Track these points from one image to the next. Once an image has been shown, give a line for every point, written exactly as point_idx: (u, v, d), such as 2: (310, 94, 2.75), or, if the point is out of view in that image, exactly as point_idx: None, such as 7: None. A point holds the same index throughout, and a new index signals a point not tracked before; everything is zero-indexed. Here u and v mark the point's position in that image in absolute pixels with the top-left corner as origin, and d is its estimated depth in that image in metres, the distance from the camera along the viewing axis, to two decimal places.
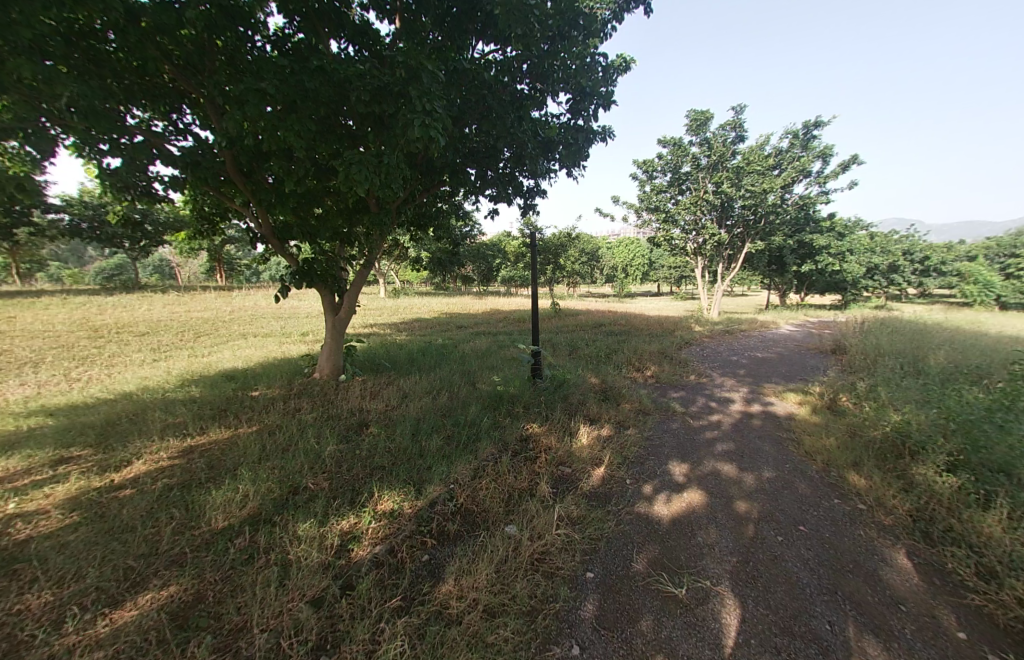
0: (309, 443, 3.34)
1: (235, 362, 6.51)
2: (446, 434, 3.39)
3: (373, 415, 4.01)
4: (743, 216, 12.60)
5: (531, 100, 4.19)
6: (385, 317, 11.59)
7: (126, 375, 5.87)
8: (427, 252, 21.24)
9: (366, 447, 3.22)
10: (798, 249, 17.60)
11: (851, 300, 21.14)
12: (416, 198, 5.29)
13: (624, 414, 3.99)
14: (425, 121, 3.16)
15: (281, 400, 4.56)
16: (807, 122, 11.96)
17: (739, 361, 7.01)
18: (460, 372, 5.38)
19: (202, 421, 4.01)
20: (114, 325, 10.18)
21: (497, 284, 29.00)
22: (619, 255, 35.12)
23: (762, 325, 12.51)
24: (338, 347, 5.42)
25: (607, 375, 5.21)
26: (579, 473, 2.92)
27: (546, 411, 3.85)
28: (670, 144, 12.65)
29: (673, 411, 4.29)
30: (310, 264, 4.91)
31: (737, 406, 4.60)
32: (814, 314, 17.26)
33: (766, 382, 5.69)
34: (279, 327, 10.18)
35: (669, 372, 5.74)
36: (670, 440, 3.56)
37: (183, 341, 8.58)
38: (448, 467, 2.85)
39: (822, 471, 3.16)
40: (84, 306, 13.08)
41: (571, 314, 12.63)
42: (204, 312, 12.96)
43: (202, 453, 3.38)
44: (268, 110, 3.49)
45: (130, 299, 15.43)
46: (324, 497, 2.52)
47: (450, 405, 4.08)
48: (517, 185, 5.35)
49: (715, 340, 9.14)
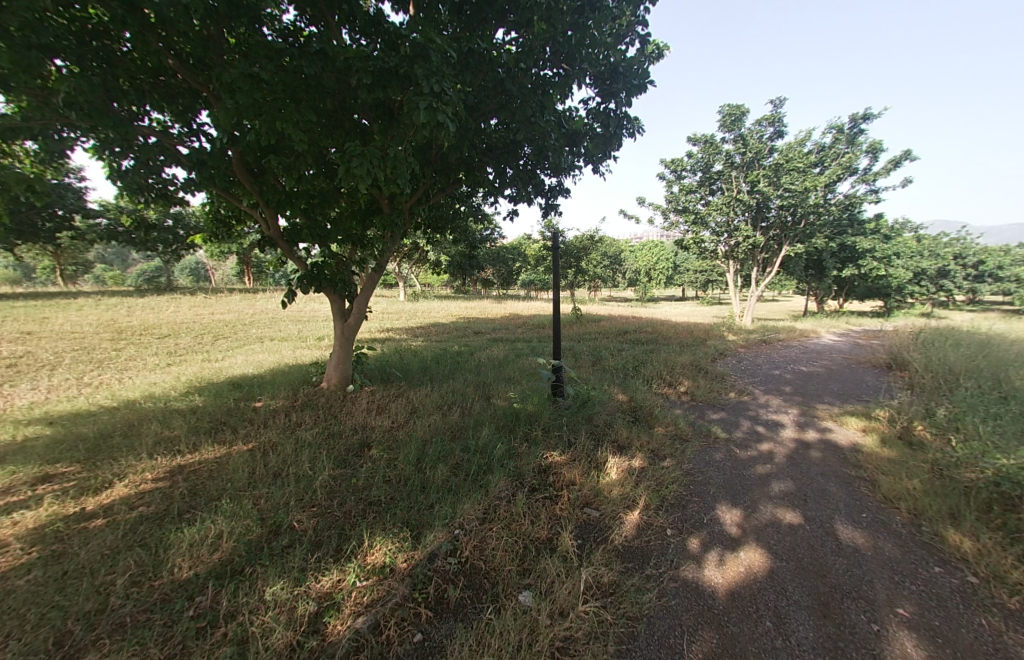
0: (302, 468, 2.97)
1: (246, 368, 6.29)
2: (455, 463, 2.97)
3: (376, 434, 3.63)
4: (780, 218, 11.78)
5: (557, 88, 3.73)
6: (401, 320, 11.34)
7: (136, 381, 5.71)
8: (447, 254, 21.03)
9: (363, 475, 2.83)
10: (839, 252, 16.48)
11: (895, 307, 19.72)
12: (429, 198, 4.93)
13: (660, 441, 3.47)
14: (433, 106, 2.77)
15: (283, 413, 4.25)
16: (854, 115, 11.07)
17: (782, 376, 6.35)
18: (475, 385, 4.97)
19: (197, 436, 3.72)
20: (138, 327, 10.26)
21: (516, 287, 28.56)
22: (643, 258, 34.15)
23: (802, 333, 11.65)
24: (347, 355, 5.10)
25: (636, 391, 4.69)
26: (609, 517, 2.46)
27: (569, 436, 3.37)
28: (701, 142, 11.97)
29: (716, 438, 3.73)
30: (318, 267, 4.60)
31: (789, 433, 4.01)
32: (857, 322, 16.09)
33: (818, 402, 5.05)
34: (295, 330, 10.03)
35: (706, 389, 5.16)
36: (716, 477, 3.03)
37: (200, 344, 8.49)
38: (454, 505, 2.44)
39: (908, 525, 2.61)
40: (113, 307, 13.35)
41: (593, 319, 12.09)
42: (226, 314, 13.03)
43: (188, 475, 3.07)
44: (267, 102, 3.19)
45: (158, 300, 15.74)
46: (305, 543, 2.15)
47: (461, 425, 3.66)
48: (538, 183, 4.90)
49: (751, 350, 8.43)
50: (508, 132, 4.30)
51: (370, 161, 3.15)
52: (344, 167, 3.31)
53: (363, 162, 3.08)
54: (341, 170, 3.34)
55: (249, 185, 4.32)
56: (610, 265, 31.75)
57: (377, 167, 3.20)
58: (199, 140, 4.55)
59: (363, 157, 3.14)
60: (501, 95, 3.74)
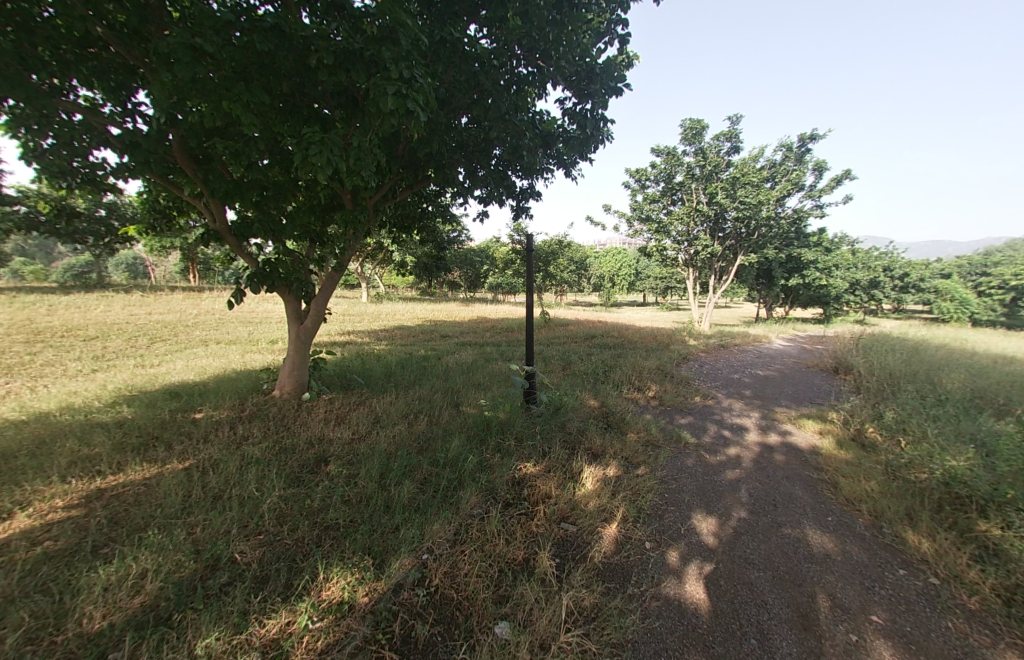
0: (247, 489, 2.67)
1: (186, 375, 5.71)
2: (422, 478, 2.77)
3: (334, 447, 3.34)
4: (736, 229, 12.34)
5: (531, 85, 3.63)
6: (363, 323, 10.87)
7: (53, 390, 5.03)
8: (412, 256, 20.54)
9: (319, 496, 2.57)
10: (787, 263, 17.52)
11: (834, 315, 21.25)
12: (395, 195, 4.68)
13: (633, 448, 3.42)
14: (402, 92, 2.58)
15: (227, 425, 3.85)
16: (802, 135, 11.79)
17: (742, 380, 6.55)
18: (442, 392, 4.75)
19: (123, 454, 3.28)
20: (60, 328, 9.20)
21: (482, 290, 28.33)
22: (607, 264, 34.99)
23: (755, 339, 12.23)
24: (302, 360, 4.73)
25: (607, 397, 4.65)
26: (586, 532, 2.35)
27: (542, 446, 3.24)
28: (663, 153, 12.34)
29: (686, 444, 3.73)
30: (271, 265, 4.24)
31: (754, 437, 4.08)
32: (802, 328, 17.15)
33: (777, 406, 5.23)
34: (245, 333, 9.33)
35: (673, 393, 5.21)
36: (691, 484, 3.00)
37: (134, 348, 7.69)
38: (421, 526, 2.26)
39: (872, 527, 2.67)
40: (32, 306, 11.93)
41: (560, 324, 12.12)
42: (167, 314, 11.97)
43: (110, 500, 2.68)
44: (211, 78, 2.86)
45: (86, 298, 14.23)
46: (248, 580, 1.91)
47: (428, 436, 3.45)
48: (509, 183, 4.78)
49: (711, 355, 8.70)
50: (479, 129, 4.14)
51: (331, 149, 2.88)
52: (301, 155, 3.02)
53: (322, 150, 2.81)
54: (298, 158, 3.05)
55: (192, 174, 3.92)
56: (575, 270, 32.25)
57: (339, 156, 2.94)
58: (135, 121, 4.08)
59: (322, 144, 2.87)
60: (472, 88, 3.58)
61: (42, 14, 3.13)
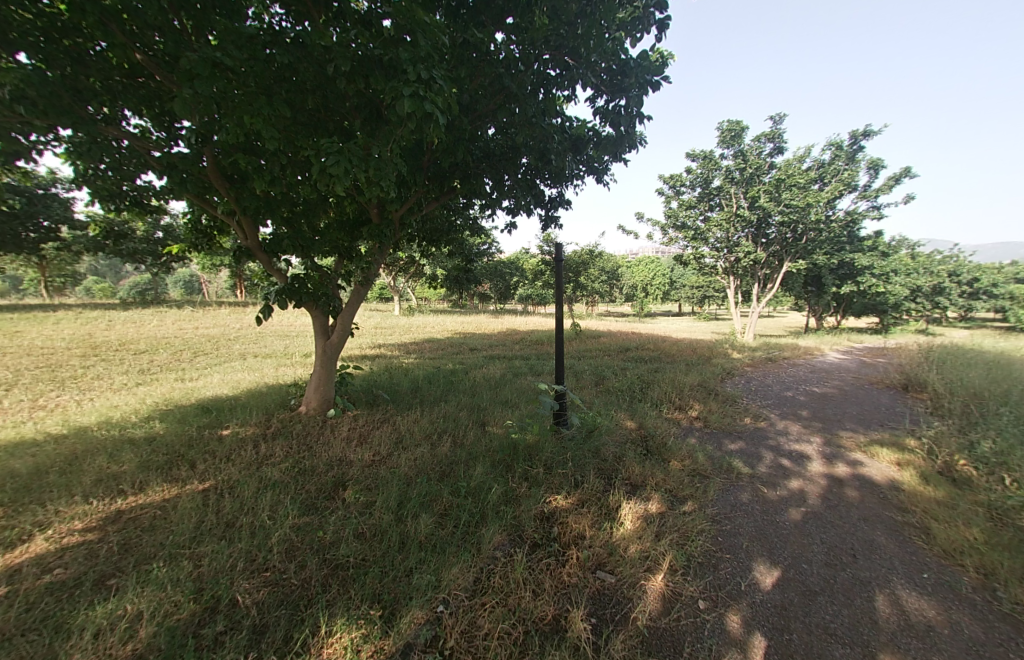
0: (260, 517, 2.53)
1: (221, 389, 5.79)
2: (442, 510, 2.55)
3: (353, 470, 3.17)
4: (781, 234, 11.57)
5: (560, 87, 3.42)
6: (395, 336, 10.91)
7: (96, 404, 5.18)
8: (443, 269, 20.76)
9: (332, 527, 2.39)
10: (838, 269, 16.33)
11: (892, 324, 19.61)
12: (421, 207, 4.57)
13: (678, 479, 3.04)
14: (421, 96, 2.42)
15: (251, 444, 3.78)
16: (854, 132, 10.96)
17: (796, 398, 5.94)
18: (468, 409, 4.52)
19: (147, 473, 3.24)
20: (116, 342, 9.76)
21: (513, 302, 28.21)
22: (640, 274, 34.19)
23: (807, 351, 11.33)
24: (328, 376, 4.64)
25: (646, 418, 4.28)
26: (626, 585, 2.04)
27: (575, 475, 2.94)
28: (699, 157, 11.83)
29: (739, 475, 3.30)
30: (298, 281, 4.20)
31: (818, 467, 3.60)
32: (858, 339, 15.85)
33: (840, 429, 4.65)
34: (281, 347, 9.53)
35: (720, 414, 4.75)
36: (749, 527, 2.59)
37: (176, 362, 7.98)
38: (437, 570, 2.03)
39: (983, 589, 2.18)
40: (94, 321, 12.79)
41: (592, 336, 11.71)
42: (212, 328, 12.52)
43: (127, 523, 2.62)
44: (233, 95, 2.82)
45: (142, 313, 15.19)
46: (245, 632, 1.75)
47: (451, 461, 3.21)
48: (538, 192, 4.58)
49: (758, 370, 8.05)
50: (507, 137, 3.97)
51: (350, 159, 2.71)
52: (319, 167, 2.88)
53: (340, 160, 2.65)
54: (316, 169, 2.90)
55: (225, 193, 3.92)
56: (607, 280, 31.57)
57: (360, 166, 2.78)
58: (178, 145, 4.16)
59: (340, 154, 2.71)
60: (499, 93, 3.41)
61: (93, 47, 3.24)
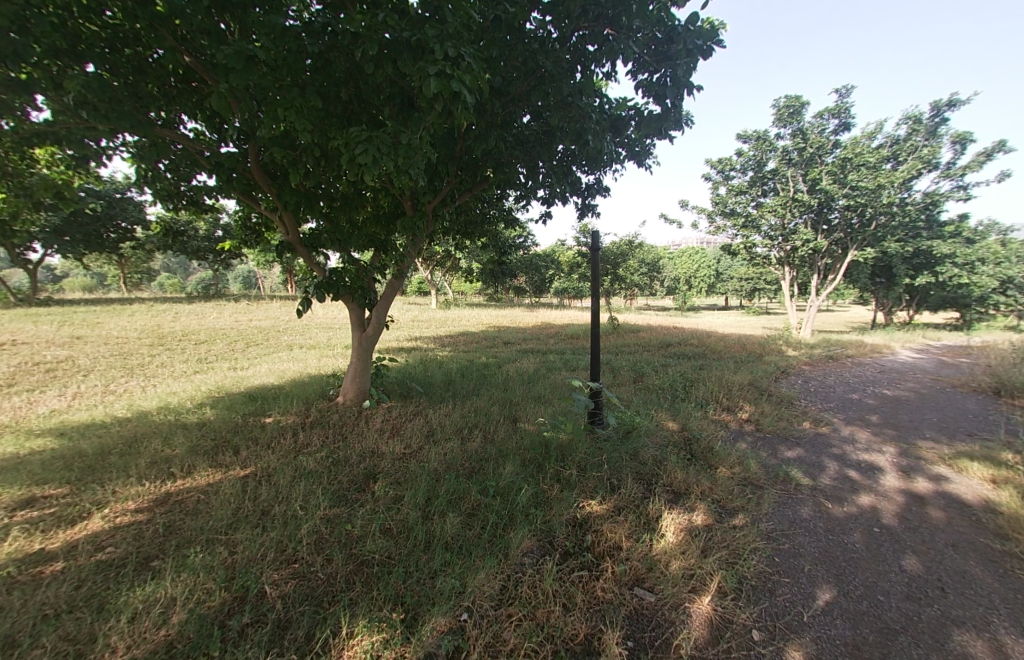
0: (292, 506, 2.54)
1: (267, 378, 6.05)
2: (470, 510, 2.46)
3: (384, 463, 3.15)
4: (846, 220, 10.53)
5: (600, 64, 3.17)
6: (432, 328, 11.05)
7: (157, 390, 5.55)
8: (480, 262, 20.81)
9: (360, 521, 2.36)
10: (911, 258, 14.81)
11: (974, 320, 17.60)
12: (455, 198, 4.47)
13: (727, 489, 2.80)
14: (454, 80, 2.30)
15: (290, 432, 3.87)
16: (936, 102, 9.74)
17: (862, 402, 5.37)
18: (500, 404, 4.42)
19: (195, 457, 3.38)
20: (180, 332, 10.51)
21: (550, 296, 27.88)
22: (683, 266, 32.79)
23: (873, 348, 10.36)
24: (363, 368, 4.69)
25: (689, 419, 3.99)
26: (668, 607, 1.86)
27: (612, 479, 2.76)
28: (752, 138, 11.01)
29: (797, 487, 3.00)
30: (336, 273, 4.24)
31: (892, 482, 3.21)
32: (935, 335, 14.33)
33: (917, 438, 4.15)
34: (324, 338, 9.88)
35: (773, 417, 4.35)
36: (811, 549, 2.33)
37: (230, 352, 8.46)
38: (462, 575, 1.95)
39: None
40: (162, 313, 13.86)
41: (632, 330, 11.28)
42: (264, 320, 13.23)
43: (172, 506, 2.72)
44: (270, 90, 2.83)
45: (204, 306, 16.35)
46: (269, 627, 1.74)
47: (481, 458, 3.13)
48: (574, 180, 4.38)
49: (817, 369, 7.39)
50: (543, 122, 3.79)
51: (380, 147, 2.62)
52: (349, 156, 2.81)
53: (368, 148, 2.55)
54: (346, 158, 2.84)
55: (266, 188, 3.99)
56: (648, 273, 30.44)
57: (390, 154, 2.68)
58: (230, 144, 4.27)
59: (369, 141, 2.61)
60: (534, 74, 3.22)
61: (152, 54, 3.36)
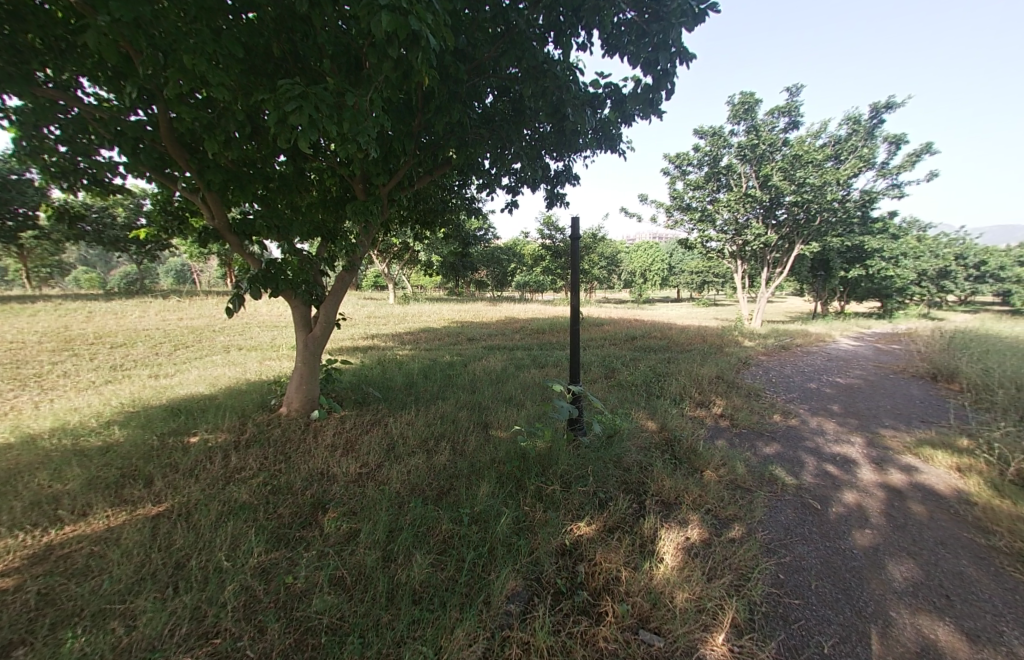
0: (217, 556, 2.06)
1: (196, 388, 5.26)
2: (441, 545, 2.10)
3: (336, 488, 2.70)
4: (793, 215, 10.97)
5: (576, 30, 2.83)
6: (388, 325, 10.38)
7: (55, 406, 4.65)
8: (438, 255, 20.11)
9: (304, 569, 1.94)
10: (846, 252, 15.83)
11: (896, 309, 19.22)
12: (412, 182, 4.00)
13: (718, 495, 2.60)
14: (411, 25, 1.87)
15: (220, 454, 3.27)
16: (873, 105, 10.32)
17: (821, 391, 5.49)
18: (468, 409, 4.04)
19: (93, 494, 2.73)
20: (92, 335, 9.16)
21: (510, 289, 27.55)
22: (638, 260, 33.53)
23: (817, 337, 10.94)
24: (310, 374, 4.13)
25: (667, 417, 3.82)
26: (680, 653, 1.62)
27: (599, 495, 2.49)
28: (708, 133, 11.20)
29: (783, 487, 2.87)
30: (274, 266, 3.66)
31: (869, 475, 3.18)
32: (866, 324, 15.44)
33: (879, 427, 4.23)
34: (267, 339, 8.95)
35: (747, 411, 4.30)
36: (813, 560, 2.18)
37: (153, 356, 7.43)
38: (436, 639, 1.62)
39: None
40: (71, 313, 12.08)
41: (596, 323, 11.20)
42: (196, 319, 11.89)
43: (52, 564, 2.12)
44: (174, 35, 2.25)
45: (125, 305, 14.49)
46: None
47: (451, 475, 2.76)
48: (543, 166, 4.07)
49: (773, 359, 7.57)
50: (512, 97, 3.42)
51: (318, 106, 2.13)
52: (280, 118, 2.29)
53: (303, 106, 2.06)
54: (275, 120, 2.31)
55: (183, 164, 3.34)
56: (606, 266, 30.93)
57: (332, 116, 2.20)
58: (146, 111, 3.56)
59: (304, 98, 2.11)
60: (501, 37, 2.83)
61: None
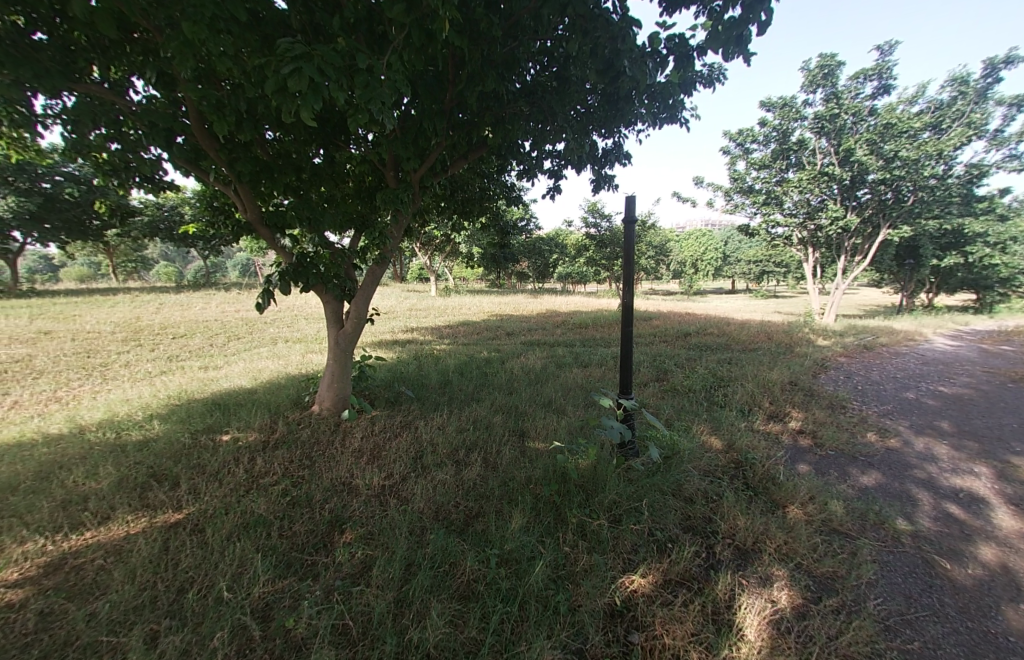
0: (218, 584, 1.85)
1: (239, 381, 5.30)
2: (465, 590, 1.77)
3: (356, 504, 2.45)
4: (878, 194, 9.65)
5: None
6: (428, 318, 10.27)
7: (110, 397, 4.83)
8: (480, 247, 19.91)
9: (306, 613, 1.69)
10: (939, 237, 13.82)
11: (999, 303, 16.64)
12: (445, 165, 3.66)
13: (809, 543, 2.07)
14: None
15: (247, 456, 3.13)
16: (988, 60, 8.74)
17: (923, 403, 4.61)
18: (504, 414, 3.67)
19: (120, 497, 2.65)
20: (158, 326, 9.77)
21: (553, 280, 26.97)
22: (689, 249, 31.66)
23: (905, 336, 9.55)
24: (341, 372, 3.95)
25: (736, 433, 3.26)
26: None
27: (657, 536, 2.05)
28: (777, 105, 10.00)
29: (895, 536, 2.26)
30: (303, 260, 3.46)
31: (1010, 523, 2.47)
32: (963, 319, 13.45)
33: (1008, 454, 3.41)
34: (312, 331, 9.11)
35: (832, 428, 3.62)
36: (954, 649, 1.62)
37: (208, 348, 7.72)
38: None
39: None
40: (146, 304, 13.08)
41: (645, 318, 10.49)
42: (251, 310, 12.45)
43: (60, 578, 2.01)
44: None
45: (192, 296, 15.55)
46: None
47: (481, 496, 2.42)
48: (590, 144, 3.58)
49: (855, 361, 6.61)
50: (555, 61, 2.96)
51: (323, 69, 1.81)
52: (285, 88, 2.00)
53: (303, 68, 1.74)
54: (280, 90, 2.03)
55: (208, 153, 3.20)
56: (655, 255, 29.45)
57: (340, 81, 1.88)
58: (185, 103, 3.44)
59: (307, 60, 1.81)
60: None
61: None
